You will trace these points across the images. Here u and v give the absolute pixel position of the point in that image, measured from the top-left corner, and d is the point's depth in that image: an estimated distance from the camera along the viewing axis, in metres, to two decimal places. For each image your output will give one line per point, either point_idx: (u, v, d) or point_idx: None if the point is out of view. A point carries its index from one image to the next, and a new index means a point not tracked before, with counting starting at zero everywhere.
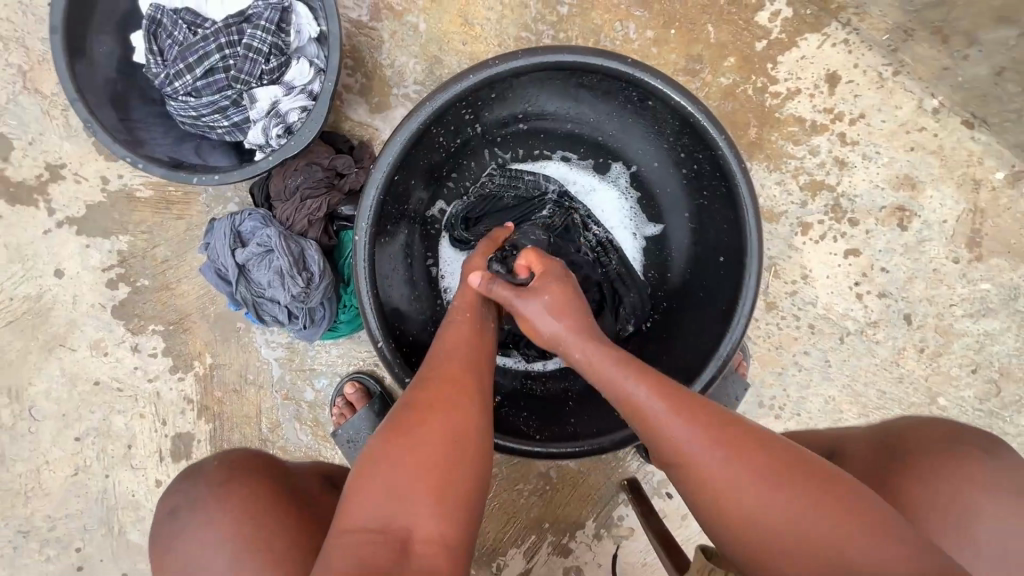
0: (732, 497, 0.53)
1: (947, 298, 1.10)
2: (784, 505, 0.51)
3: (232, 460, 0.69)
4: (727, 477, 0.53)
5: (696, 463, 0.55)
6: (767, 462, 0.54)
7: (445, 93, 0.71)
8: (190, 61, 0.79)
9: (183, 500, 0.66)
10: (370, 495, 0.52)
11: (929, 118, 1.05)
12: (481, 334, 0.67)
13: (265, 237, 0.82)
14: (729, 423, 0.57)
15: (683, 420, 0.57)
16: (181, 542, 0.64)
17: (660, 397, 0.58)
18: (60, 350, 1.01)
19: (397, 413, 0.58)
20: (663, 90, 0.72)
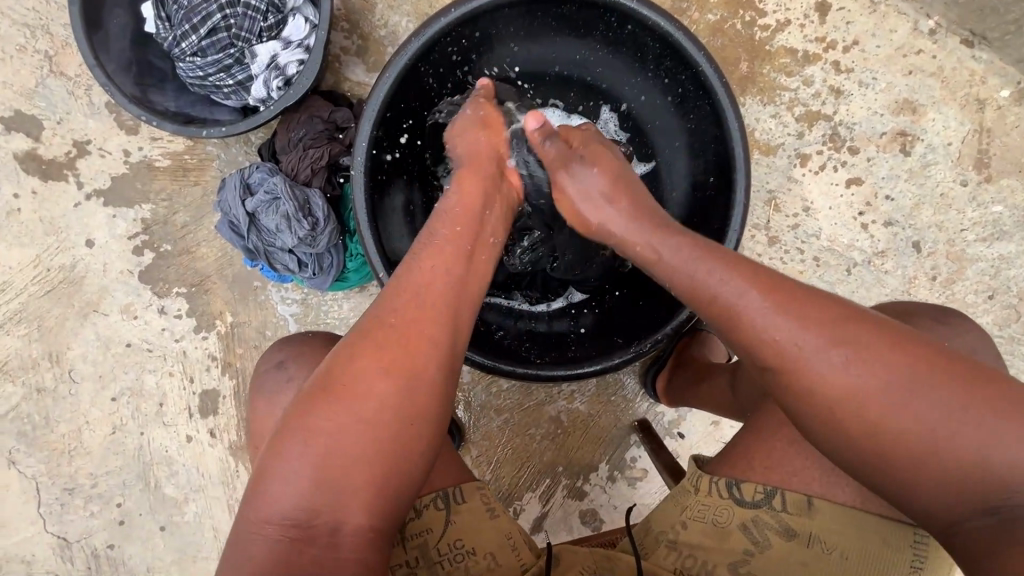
0: (849, 400, 0.53)
1: (956, 224, 1.07)
2: (909, 406, 0.52)
3: (326, 338, 0.77)
4: (847, 381, 0.53)
5: (809, 366, 0.54)
6: (897, 363, 0.52)
7: (430, 29, 0.75)
8: (194, 22, 0.85)
9: (289, 354, 0.74)
10: (296, 471, 0.54)
11: (925, 40, 1.04)
12: (453, 293, 0.62)
13: (272, 185, 0.87)
14: (851, 323, 0.54)
15: (803, 326, 0.55)
16: (284, 387, 0.71)
17: (770, 304, 0.56)
18: (94, 315, 1.08)
19: (349, 377, 0.56)
20: (640, 11, 0.76)
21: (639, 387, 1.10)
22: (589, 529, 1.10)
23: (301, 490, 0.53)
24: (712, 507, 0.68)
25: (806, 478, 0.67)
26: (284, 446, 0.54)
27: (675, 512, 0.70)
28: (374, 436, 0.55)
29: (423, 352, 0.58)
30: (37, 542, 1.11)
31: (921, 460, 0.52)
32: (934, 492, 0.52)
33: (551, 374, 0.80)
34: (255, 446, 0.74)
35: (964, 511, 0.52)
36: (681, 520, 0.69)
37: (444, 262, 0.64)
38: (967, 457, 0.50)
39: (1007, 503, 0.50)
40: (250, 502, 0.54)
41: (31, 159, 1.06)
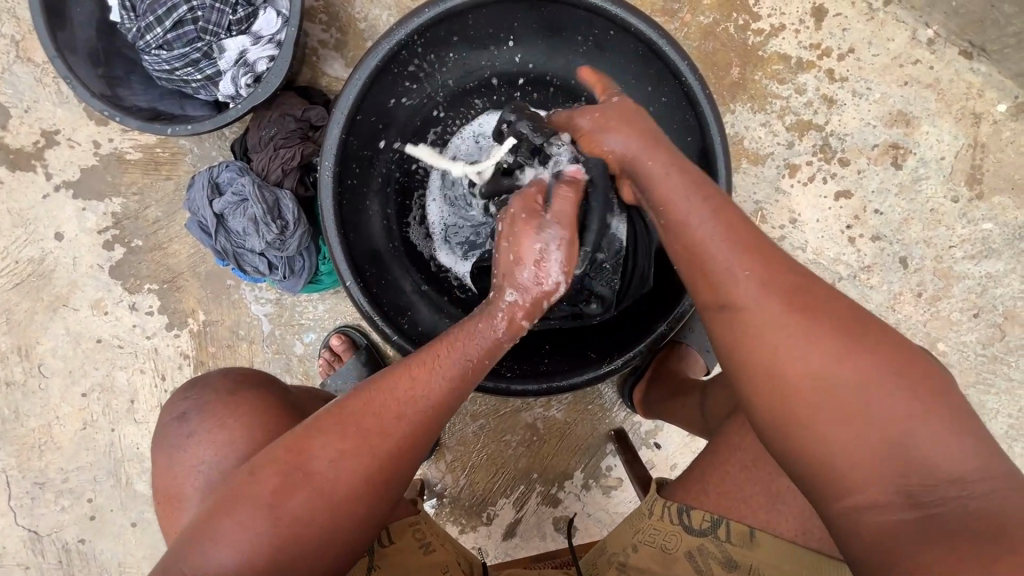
0: (790, 351, 0.50)
1: (945, 240, 1.05)
2: (850, 368, 0.49)
3: (239, 374, 0.76)
4: (790, 333, 0.50)
5: (759, 313, 0.52)
6: (839, 324, 0.50)
7: (403, 29, 0.72)
8: (159, 14, 0.82)
9: (192, 405, 0.72)
10: (245, 541, 0.52)
11: (923, 50, 1.01)
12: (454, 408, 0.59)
13: (239, 186, 0.85)
14: (806, 282, 0.53)
15: (757, 271, 0.53)
16: (188, 441, 0.71)
17: (732, 245, 0.55)
18: (63, 310, 1.06)
19: (323, 471, 0.54)
20: (623, 17, 0.73)
21: (618, 396, 1.09)
22: (562, 536, 1.10)
23: (243, 559, 0.52)
24: (662, 533, 0.68)
25: (755, 506, 0.66)
26: (242, 512, 0.53)
27: (628, 534, 0.70)
28: (342, 523, 0.54)
29: (399, 467, 0.56)
30: (8, 535, 1.11)
31: (850, 429, 0.48)
32: (856, 463, 0.48)
33: (520, 389, 0.78)
34: (160, 501, 0.72)
35: (886, 494, 0.47)
36: (631, 542, 0.69)
37: (459, 376, 0.59)
38: (890, 430, 0.47)
39: (912, 478, 0.47)
40: (192, 549, 0.53)
41: None
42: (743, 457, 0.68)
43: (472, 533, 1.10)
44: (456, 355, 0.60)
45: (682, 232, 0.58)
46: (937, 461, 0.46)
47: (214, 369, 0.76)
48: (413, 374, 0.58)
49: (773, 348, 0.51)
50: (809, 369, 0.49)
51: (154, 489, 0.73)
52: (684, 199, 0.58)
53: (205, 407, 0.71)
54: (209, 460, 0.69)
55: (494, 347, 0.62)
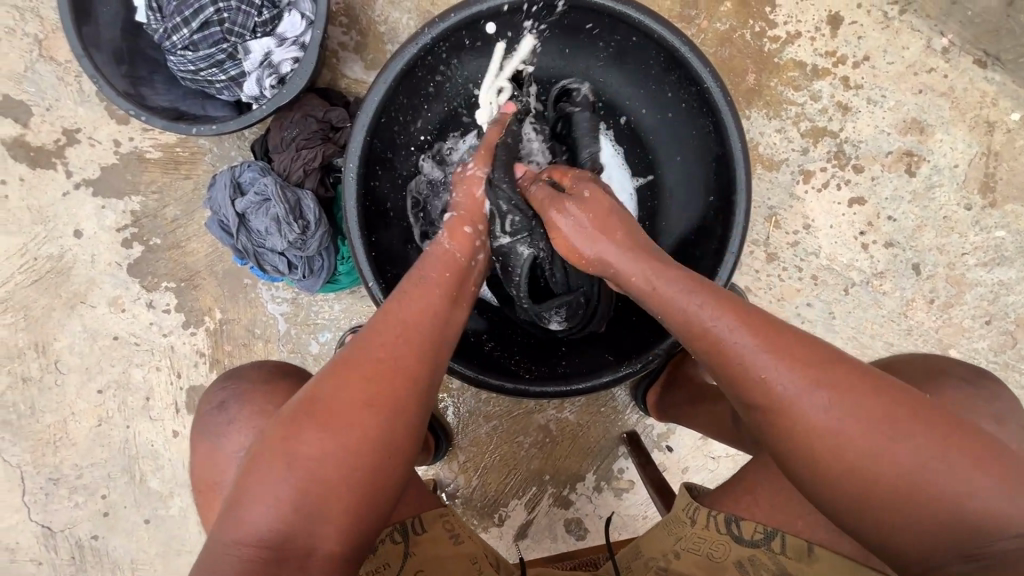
0: (830, 443, 0.52)
1: (958, 247, 1.06)
2: (889, 451, 0.50)
3: (274, 366, 0.76)
4: (829, 422, 0.52)
5: (796, 407, 0.53)
6: (870, 406, 0.51)
7: (430, 32, 0.73)
8: (186, 15, 0.83)
9: (230, 395, 0.72)
10: (274, 494, 0.53)
11: (938, 58, 1.02)
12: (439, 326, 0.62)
13: (262, 186, 0.85)
14: (832, 359, 0.54)
15: (786, 361, 0.54)
16: (226, 431, 0.71)
17: (755, 333, 0.55)
18: (81, 307, 1.07)
19: (325, 407, 0.55)
20: (646, 23, 0.74)
21: (631, 399, 1.09)
22: (574, 537, 1.10)
23: (278, 507, 0.52)
24: (707, 540, 0.68)
25: (812, 524, 0.66)
26: (262, 466, 0.54)
27: (668, 540, 0.71)
28: (358, 457, 0.54)
29: (400, 386, 0.57)
30: (22, 530, 1.11)
31: (901, 506, 0.50)
32: (915, 535, 0.50)
33: (540, 391, 0.79)
34: (200, 490, 0.73)
35: (950, 562, 0.49)
36: (674, 550, 0.69)
37: (431, 298, 0.63)
38: (942, 502, 0.49)
39: (968, 536, 0.48)
40: (226, 521, 0.53)
41: (19, 146, 1.03)
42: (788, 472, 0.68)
43: (485, 534, 1.11)
44: (424, 278, 0.65)
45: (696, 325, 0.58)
46: (996, 521, 0.48)
47: (250, 363, 0.76)
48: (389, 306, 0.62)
49: (806, 428, 0.52)
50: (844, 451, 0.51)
51: (193, 480, 0.73)
52: (687, 294, 0.60)
53: (242, 396, 0.72)
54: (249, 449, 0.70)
55: (452, 263, 0.68)
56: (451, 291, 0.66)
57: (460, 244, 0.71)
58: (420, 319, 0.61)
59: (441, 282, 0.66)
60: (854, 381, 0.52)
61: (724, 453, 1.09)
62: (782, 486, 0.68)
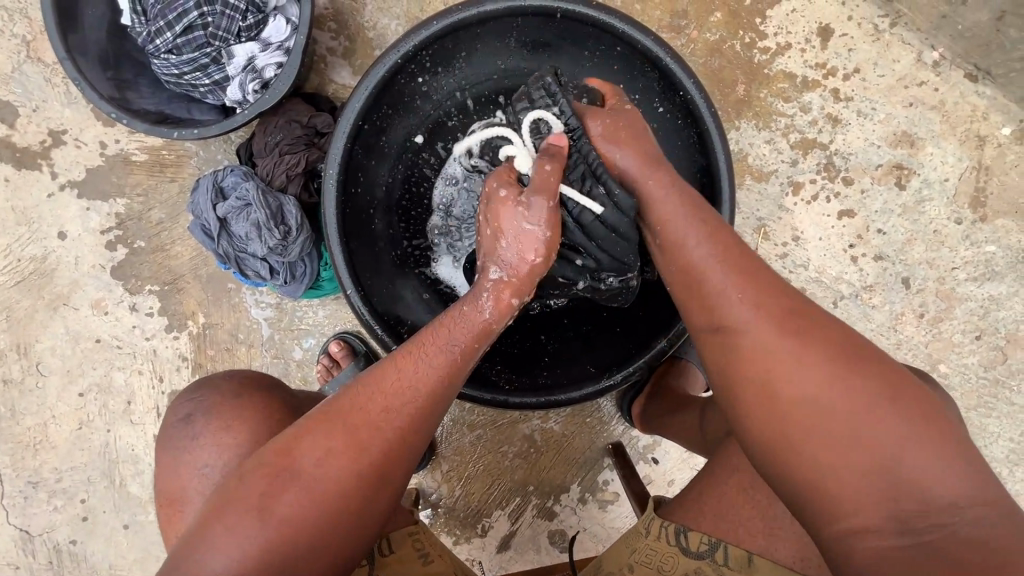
0: (782, 374, 0.52)
1: (948, 262, 1.05)
2: (840, 388, 0.50)
3: (245, 377, 0.75)
4: (786, 354, 0.52)
5: (755, 333, 0.53)
6: (830, 347, 0.52)
7: (412, 40, 0.73)
8: (169, 19, 0.82)
9: (198, 406, 0.72)
10: (238, 545, 0.50)
11: (929, 72, 1.01)
12: (445, 397, 0.59)
13: (244, 191, 0.85)
14: (799, 304, 0.55)
15: (753, 295, 0.55)
16: (193, 444, 0.70)
17: (726, 266, 0.57)
18: (64, 309, 1.06)
19: (311, 471, 0.53)
20: (630, 33, 0.73)
21: (616, 410, 1.08)
22: (557, 549, 1.09)
23: (239, 566, 0.50)
24: (658, 554, 0.67)
25: (752, 530, 0.64)
26: (235, 514, 0.52)
27: (624, 554, 0.70)
28: (327, 519, 0.53)
29: (388, 454, 0.56)
30: None
31: (840, 451, 0.49)
32: (849, 485, 0.49)
33: (519, 403, 0.78)
34: (161, 505, 0.70)
35: (878, 519, 0.48)
36: (627, 563, 0.69)
37: (442, 364, 0.60)
38: (882, 453, 0.48)
39: (903, 497, 0.47)
40: (182, 558, 0.51)
41: (4, 146, 1.03)
42: (735, 482, 0.67)
43: (467, 544, 1.10)
44: (439, 340, 0.61)
45: (679, 255, 0.60)
46: (928, 486, 0.47)
47: (219, 372, 0.76)
48: (401, 364, 0.59)
49: (760, 359, 0.53)
50: (799, 383, 0.51)
51: (154, 493, 0.71)
52: (673, 227, 0.61)
53: (209, 409, 0.71)
54: (211, 465, 0.68)
55: (482, 332, 0.63)
56: (468, 357, 0.62)
57: (498, 309, 0.63)
58: (426, 384, 0.58)
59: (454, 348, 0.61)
60: (815, 324, 0.53)
61: None
62: (728, 496, 0.67)
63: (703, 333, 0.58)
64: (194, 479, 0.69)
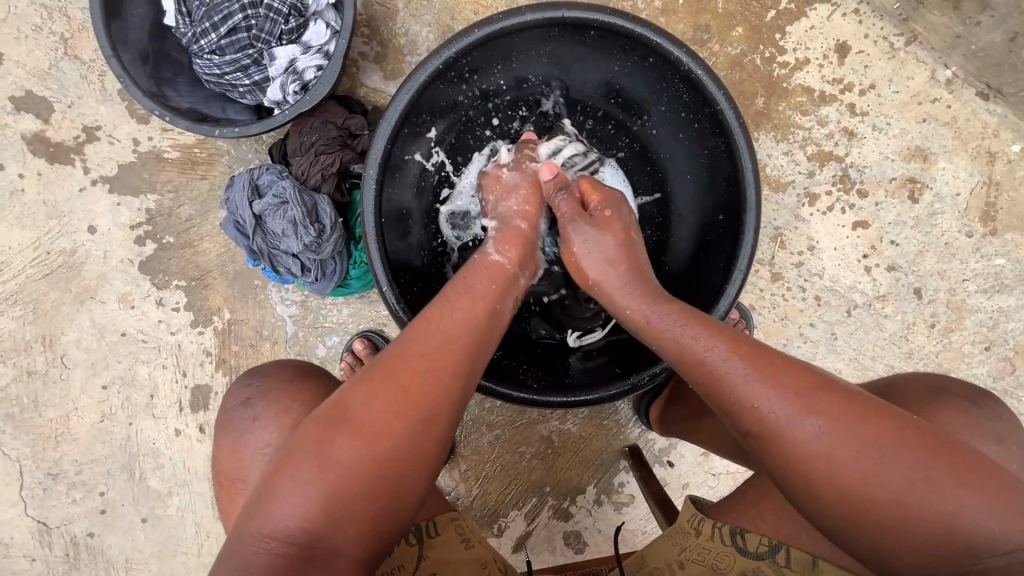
0: (829, 475, 0.54)
1: (959, 273, 1.08)
2: (886, 471, 0.53)
3: (295, 366, 0.77)
4: (830, 449, 0.54)
5: (795, 437, 0.56)
6: (866, 440, 0.54)
7: (453, 46, 0.75)
8: (215, 20, 0.85)
9: (256, 391, 0.73)
10: (302, 498, 0.53)
11: (942, 89, 1.05)
12: (477, 342, 0.63)
13: (280, 189, 0.87)
14: (827, 389, 0.57)
15: (784, 397, 0.57)
16: (253, 426, 0.72)
17: (755, 376, 0.58)
18: (91, 302, 1.07)
19: (358, 412, 0.56)
20: (663, 45, 0.76)
21: (633, 413, 1.10)
22: (572, 550, 1.10)
23: (306, 511, 0.53)
24: (712, 553, 0.69)
25: (815, 535, 0.66)
26: (293, 470, 0.54)
27: (673, 550, 0.71)
28: (378, 466, 0.55)
29: (433, 395, 0.58)
30: (17, 525, 1.10)
31: (905, 532, 0.53)
32: (915, 559, 0.53)
33: (547, 401, 0.79)
34: (219, 485, 0.73)
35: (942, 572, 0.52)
36: (678, 559, 0.70)
37: (469, 309, 0.64)
38: (941, 525, 0.52)
39: (962, 553, 0.52)
40: (253, 516, 0.54)
41: (39, 141, 1.05)
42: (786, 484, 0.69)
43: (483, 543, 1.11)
44: (464, 291, 0.66)
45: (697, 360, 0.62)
46: (992, 541, 0.51)
47: (271, 361, 0.78)
48: (428, 315, 0.63)
49: (814, 457, 0.55)
50: (847, 475, 0.54)
51: (214, 475, 0.73)
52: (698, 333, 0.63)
53: (265, 394, 0.73)
54: (274, 445, 0.70)
55: (498, 276, 0.69)
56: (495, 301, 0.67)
57: (509, 256, 0.72)
58: (458, 327, 0.62)
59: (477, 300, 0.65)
60: (858, 414, 0.55)
61: (724, 469, 1.10)
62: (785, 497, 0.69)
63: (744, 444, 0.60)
64: (254, 460, 0.71)
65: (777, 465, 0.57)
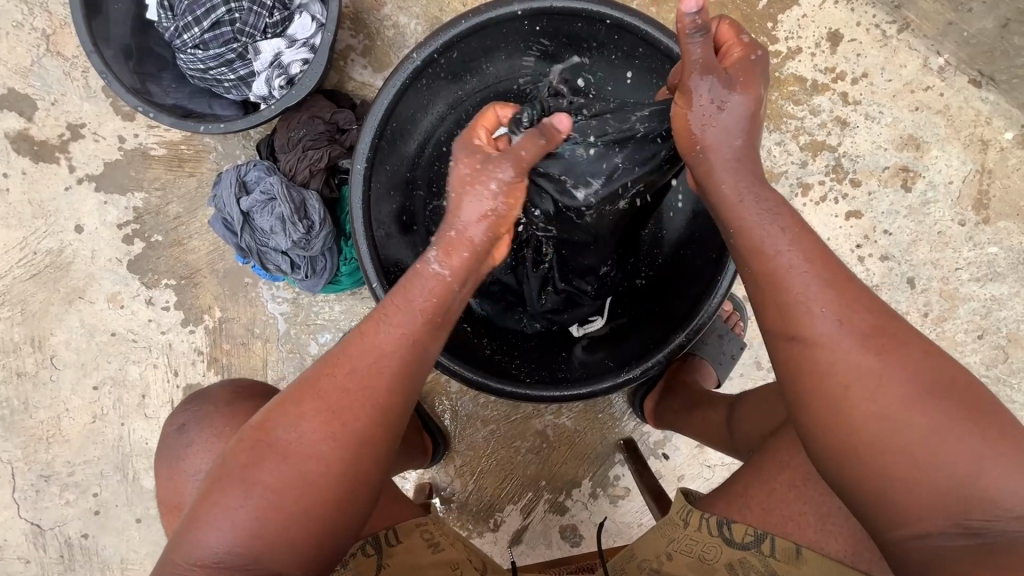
0: (858, 391, 0.51)
1: (952, 262, 1.08)
2: (916, 414, 0.49)
3: (238, 386, 0.76)
4: (864, 374, 0.51)
5: (839, 354, 0.52)
6: (907, 362, 0.51)
7: (440, 37, 0.74)
8: (198, 15, 0.84)
9: (192, 417, 0.73)
10: (227, 520, 0.53)
11: (934, 77, 1.04)
12: (416, 359, 0.59)
13: (269, 185, 0.86)
14: (879, 320, 0.53)
15: (833, 308, 0.53)
16: (187, 453, 0.72)
17: (812, 282, 0.54)
18: (79, 303, 1.06)
19: (287, 436, 0.55)
20: (652, 35, 0.75)
21: (628, 406, 1.10)
22: (568, 544, 1.11)
23: (233, 536, 0.52)
24: (698, 543, 0.69)
25: (803, 524, 0.65)
26: (221, 490, 0.54)
27: (662, 542, 0.72)
28: (300, 489, 0.53)
29: (365, 419, 0.56)
30: (10, 527, 1.10)
31: (920, 476, 0.49)
32: (919, 507, 0.49)
33: (539, 396, 0.79)
34: (166, 512, 0.73)
35: (941, 529, 0.49)
36: (666, 551, 0.71)
37: (408, 326, 0.59)
38: (959, 474, 0.48)
39: (980, 515, 0.48)
40: (181, 538, 0.54)
41: (23, 139, 1.03)
42: (782, 474, 0.68)
43: (479, 539, 1.11)
44: (404, 302, 0.59)
45: (764, 256, 0.56)
46: (1006, 506, 0.47)
47: (214, 384, 0.77)
48: (366, 329, 0.59)
49: (840, 384, 0.52)
50: (872, 408, 0.50)
51: (159, 502, 0.75)
52: (764, 227, 0.57)
53: (202, 419, 0.73)
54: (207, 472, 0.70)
55: (440, 293, 0.60)
56: (439, 316, 0.60)
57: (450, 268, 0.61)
58: (392, 345, 0.58)
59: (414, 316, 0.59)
60: (905, 353, 0.51)
61: (719, 461, 1.10)
62: (780, 490, 0.67)
63: (775, 345, 0.56)
64: (192, 487, 0.71)
65: (802, 384, 0.54)
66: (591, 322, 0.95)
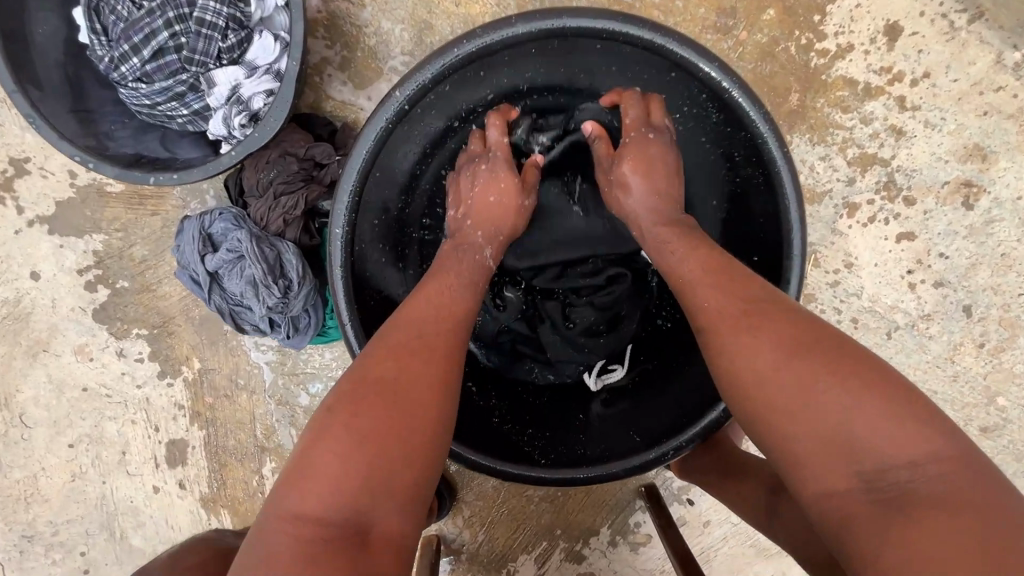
0: (744, 365, 0.51)
1: (1014, 287, 0.96)
2: (795, 375, 0.48)
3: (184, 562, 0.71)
4: (752, 350, 0.51)
5: (722, 336, 0.54)
6: (785, 334, 0.51)
7: (428, 70, 0.62)
8: (136, 42, 0.70)
9: None
10: (335, 459, 0.48)
11: (1009, 75, 0.89)
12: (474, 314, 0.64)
13: (236, 240, 0.74)
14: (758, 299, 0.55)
15: (714, 291, 0.57)
16: None
17: (696, 273, 0.59)
18: (44, 356, 0.96)
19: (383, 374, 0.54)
20: (685, 60, 0.62)
21: None
22: None
23: (344, 474, 0.48)
24: None
25: None
26: (324, 433, 0.50)
27: None
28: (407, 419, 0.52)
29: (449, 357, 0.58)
30: None
31: (822, 437, 0.46)
32: (831, 472, 0.45)
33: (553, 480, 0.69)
34: None
35: (852, 487, 0.44)
36: None
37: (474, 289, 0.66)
38: (858, 432, 0.45)
39: (884, 469, 0.44)
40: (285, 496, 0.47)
41: None
42: None
43: None
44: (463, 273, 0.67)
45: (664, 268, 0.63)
46: (903, 454, 0.43)
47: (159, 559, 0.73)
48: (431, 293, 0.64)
49: (734, 363, 0.52)
50: (766, 377, 0.50)
51: None
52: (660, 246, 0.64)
53: None
54: None
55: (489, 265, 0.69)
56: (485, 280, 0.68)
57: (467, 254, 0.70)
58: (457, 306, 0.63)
59: (472, 283, 0.66)
60: (784, 324, 0.52)
61: None
62: None
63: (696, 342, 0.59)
64: None
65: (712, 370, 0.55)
66: (610, 373, 0.84)
